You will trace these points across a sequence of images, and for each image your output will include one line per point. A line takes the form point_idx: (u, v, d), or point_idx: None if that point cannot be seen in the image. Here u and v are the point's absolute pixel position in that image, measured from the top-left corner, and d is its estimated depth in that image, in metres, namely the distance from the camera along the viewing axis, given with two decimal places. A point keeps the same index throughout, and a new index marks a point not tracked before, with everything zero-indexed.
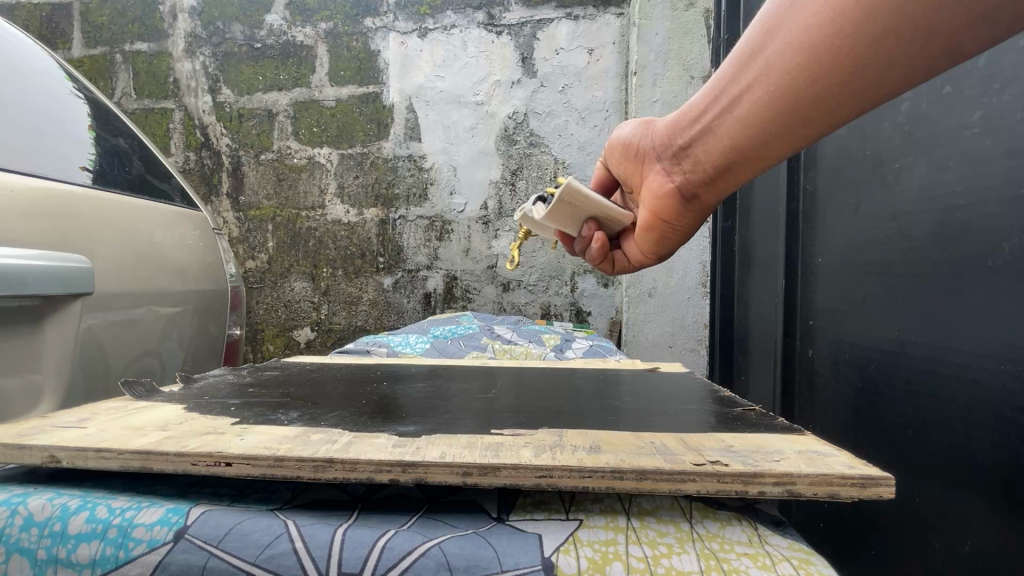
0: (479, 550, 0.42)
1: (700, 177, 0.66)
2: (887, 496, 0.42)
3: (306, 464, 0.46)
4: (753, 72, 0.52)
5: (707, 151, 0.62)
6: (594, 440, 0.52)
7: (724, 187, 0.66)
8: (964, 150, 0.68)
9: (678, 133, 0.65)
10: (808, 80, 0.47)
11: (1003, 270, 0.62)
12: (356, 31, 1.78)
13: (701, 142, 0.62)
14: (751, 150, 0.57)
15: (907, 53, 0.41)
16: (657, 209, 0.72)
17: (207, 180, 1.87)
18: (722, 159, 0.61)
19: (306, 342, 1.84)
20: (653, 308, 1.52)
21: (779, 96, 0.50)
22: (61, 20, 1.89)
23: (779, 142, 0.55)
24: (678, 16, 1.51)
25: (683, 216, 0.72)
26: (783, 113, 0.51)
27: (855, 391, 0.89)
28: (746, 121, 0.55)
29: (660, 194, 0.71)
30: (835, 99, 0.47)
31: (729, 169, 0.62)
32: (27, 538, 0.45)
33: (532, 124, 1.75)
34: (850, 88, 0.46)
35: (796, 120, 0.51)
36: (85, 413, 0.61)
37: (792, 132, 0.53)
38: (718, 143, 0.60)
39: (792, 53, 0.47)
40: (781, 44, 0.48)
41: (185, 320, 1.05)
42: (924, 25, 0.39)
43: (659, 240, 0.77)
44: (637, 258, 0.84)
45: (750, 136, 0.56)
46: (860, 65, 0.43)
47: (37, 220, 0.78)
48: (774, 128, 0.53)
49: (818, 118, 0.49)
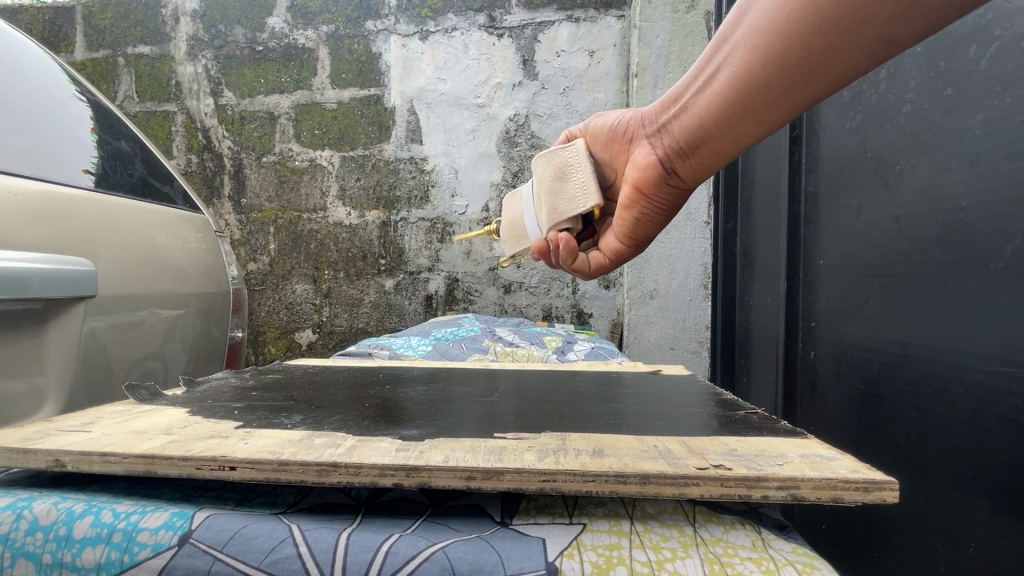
0: (484, 554, 0.42)
1: (675, 154, 0.67)
2: (891, 500, 0.42)
3: (310, 468, 0.46)
4: (724, 52, 0.56)
5: (683, 127, 0.64)
6: (596, 444, 0.52)
7: (697, 166, 0.66)
8: (965, 152, 0.68)
9: (662, 110, 0.68)
10: (768, 60, 0.51)
11: (1006, 272, 0.63)
12: (357, 34, 1.79)
13: (680, 119, 0.64)
14: (723, 129, 0.60)
15: (852, 39, 0.45)
16: (635, 186, 0.72)
17: (209, 183, 1.87)
18: (696, 133, 0.63)
19: (307, 344, 1.84)
20: (654, 310, 1.52)
21: (743, 75, 0.53)
22: (64, 24, 1.90)
23: (746, 122, 0.58)
24: (678, 18, 1.51)
25: (657, 197, 0.71)
26: (749, 91, 0.54)
27: (857, 393, 0.89)
28: (716, 97, 0.58)
29: (636, 170, 0.71)
30: (792, 79, 0.51)
31: (702, 147, 0.63)
32: (32, 542, 0.45)
33: (532, 126, 1.76)
34: (805, 68, 0.49)
35: (759, 97, 0.54)
36: (89, 417, 0.62)
37: (758, 110, 0.56)
38: (692, 118, 0.62)
39: (755, 35, 0.51)
40: (746, 27, 0.52)
41: (187, 323, 1.05)
42: (864, 12, 0.43)
43: (632, 224, 0.75)
44: (611, 249, 0.81)
45: (720, 112, 0.59)
46: (813, 47, 0.48)
47: (41, 223, 0.78)
48: (741, 106, 0.56)
49: (781, 99, 0.53)
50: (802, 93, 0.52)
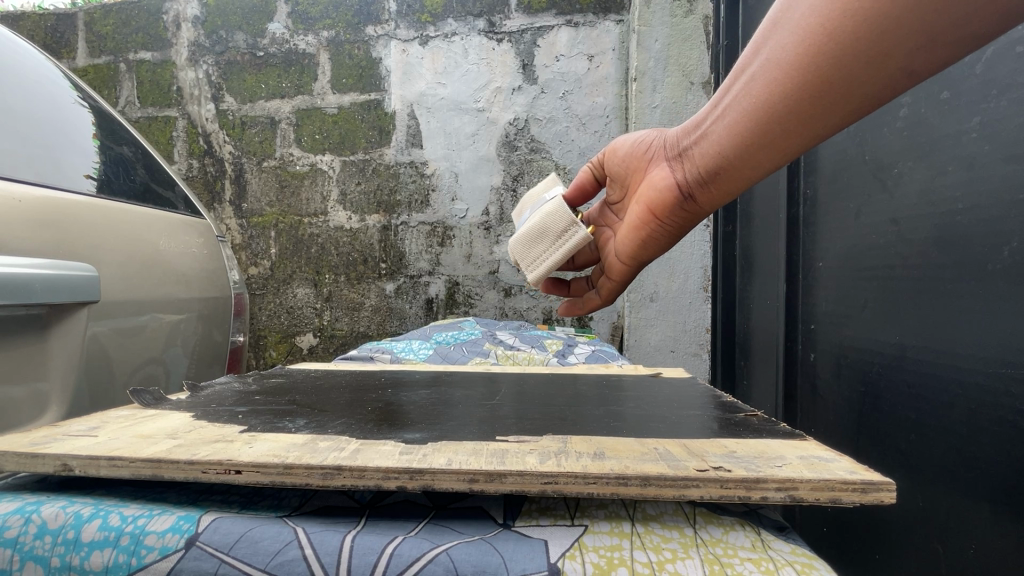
0: (487, 556, 0.42)
1: (692, 179, 0.67)
2: (889, 501, 0.43)
3: (315, 471, 0.47)
4: (745, 81, 0.57)
5: (703, 151, 0.65)
6: (598, 446, 0.52)
7: (715, 191, 0.67)
8: (962, 156, 0.69)
9: (684, 134, 0.69)
10: (788, 89, 0.52)
11: (1003, 274, 0.63)
12: (358, 39, 1.80)
13: (700, 145, 0.65)
14: (740, 155, 0.61)
15: (873, 69, 0.46)
16: (649, 207, 0.72)
17: (210, 188, 1.88)
18: (714, 158, 0.64)
19: (308, 348, 1.85)
20: (655, 313, 1.52)
21: (763, 103, 0.55)
22: (66, 30, 1.91)
23: (767, 149, 0.58)
24: (677, 23, 1.53)
25: (670, 220, 0.72)
26: (769, 120, 0.55)
27: (857, 396, 0.90)
28: (736, 124, 0.59)
29: (653, 191, 0.72)
30: (811, 109, 0.52)
31: (720, 172, 0.64)
32: (40, 545, 0.45)
33: (532, 130, 1.77)
34: (825, 99, 0.50)
35: (778, 126, 0.55)
36: (95, 421, 0.62)
37: (776, 137, 0.56)
38: (712, 144, 0.63)
39: (775, 66, 0.52)
40: (767, 57, 0.53)
41: (189, 327, 1.05)
42: (883, 43, 0.44)
43: (642, 245, 0.76)
44: (618, 270, 0.82)
45: (739, 138, 0.60)
46: (832, 78, 0.49)
47: (43, 230, 0.79)
48: (760, 134, 0.57)
49: (801, 128, 0.54)
50: (822, 122, 0.53)
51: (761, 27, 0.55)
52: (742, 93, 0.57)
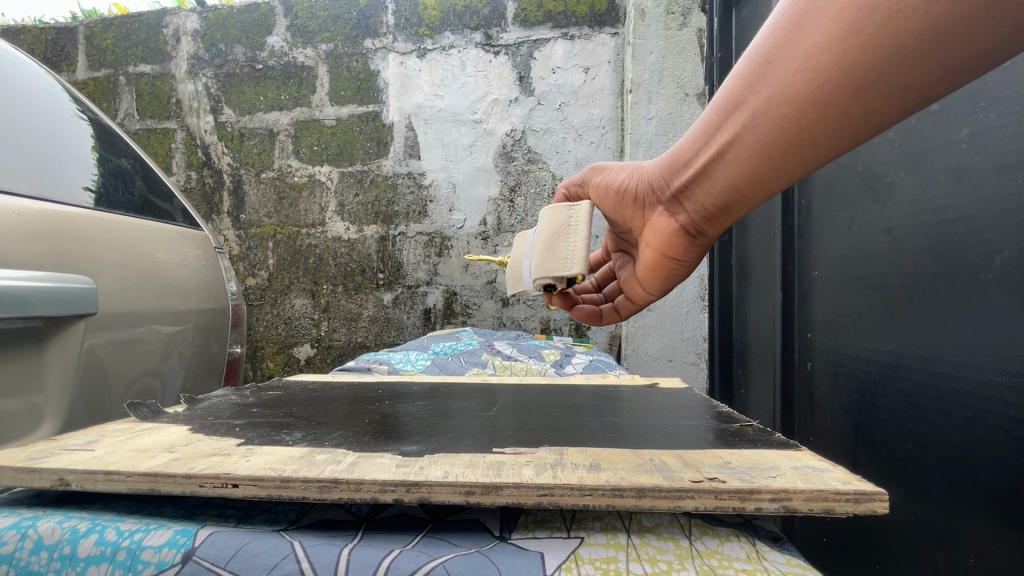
0: (481, 568, 0.42)
1: (704, 212, 0.61)
2: (881, 511, 0.43)
3: (311, 485, 0.47)
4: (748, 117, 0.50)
5: (710, 189, 0.59)
6: (593, 458, 0.53)
7: (724, 223, 0.62)
8: (953, 165, 0.70)
9: (676, 173, 0.63)
10: (803, 124, 0.47)
11: (995, 283, 0.64)
12: (356, 52, 1.82)
13: (705, 183, 0.59)
14: (751, 185, 0.55)
15: (886, 100, 0.42)
16: (662, 245, 0.67)
17: (208, 200, 1.89)
18: (726, 195, 0.58)
19: (306, 358, 1.84)
20: (653, 322, 1.59)
21: (774, 137, 0.49)
22: (67, 43, 1.93)
23: (781, 180, 0.53)
24: (671, 35, 1.56)
25: (685, 254, 0.67)
26: (782, 152, 0.50)
27: (854, 405, 0.90)
28: (747, 160, 0.53)
29: (659, 236, 0.67)
30: (828, 140, 0.47)
31: (731, 204, 0.59)
32: (37, 561, 0.45)
33: (530, 141, 1.78)
34: (847, 130, 0.45)
35: (789, 156, 0.50)
36: (93, 435, 0.62)
37: (793, 169, 0.51)
38: (720, 181, 0.57)
39: (783, 94, 0.46)
40: (770, 84, 0.47)
41: (185, 339, 1.05)
42: (919, 68, 0.39)
43: (659, 275, 0.71)
44: (639, 297, 0.76)
45: (753, 172, 0.53)
46: (856, 113, 0.44)
47: (42, 242, 0.79)
48: (769, 171, 0.52)
49: (814, 157, 0.49)
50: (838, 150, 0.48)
51: (755, 61, 0.49)
52: (743, 132, 0.52)
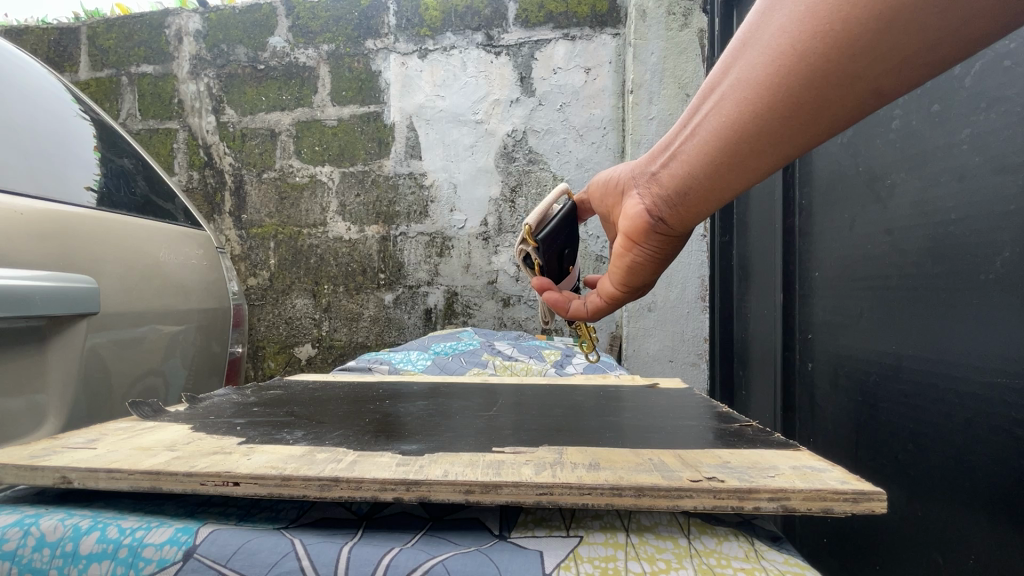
0: (480, 566, 0.42)
1: (668, 199, 0.59)
2: (879, 510, 0.43)
3: (312, 483, 0.47)
4: (712, 102, 0.50)
5: (673, 173, 0.57)
6: (593, 457, 0.53)
7: (683, 217, 0.60)
8: (954, 167, 0.70)
9: (653, 160, 0.62)
10: (758, 110, 0.45)
11: (996, 284, 0.64)
12: (357, 53, 1.82)
13: (671, 167, 0.58)
14: (710, 176, 0.53)
15: (842, 91, 0.41)
16: (626, 232, 0.65)
17: (210, 200, 1.89)
18: (685, 180, 0.56)
19: (307, 358, 1.85)
20: (653, 323, 1.58)
21: (730, 125, 0.48)
22: (70, 43, 1.94)
23: (737, 174, 0.52)
24: (672, 36, 1.56)
25: (648, 245, 0.64)
26: (736, 141, 0.48)
27: (854, 405, 0.90)
28: (707, 144, 0.51)
29: (626, 220, 0.65)
30: (784, 129, 0.45)
31: (689, 193, 0.57)
32: (38, 559, 0.45)
33: (531, 141, 1.78)
34: (804, 120, 0.44)
35: (746, 145, 0.48)
36: (94, 434, 0.62)
37: (751, 160, 0.49)
38: (682, 164, 0.55)
39: (743, 79, 0.46)
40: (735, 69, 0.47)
41: (186, 338, 1.05)
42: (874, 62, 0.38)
43: (624, 270, 0.68)
44: (604, 291, 0.72)
45: (710, 158, 0.52)
46: (810, 100, 0.42)
47: (47, 242, 0.80)
48: (727, 161, 0.51)
49: (771, 149, 0.47)
50: (796, 144, 0.46)
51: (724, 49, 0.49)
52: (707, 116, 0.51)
